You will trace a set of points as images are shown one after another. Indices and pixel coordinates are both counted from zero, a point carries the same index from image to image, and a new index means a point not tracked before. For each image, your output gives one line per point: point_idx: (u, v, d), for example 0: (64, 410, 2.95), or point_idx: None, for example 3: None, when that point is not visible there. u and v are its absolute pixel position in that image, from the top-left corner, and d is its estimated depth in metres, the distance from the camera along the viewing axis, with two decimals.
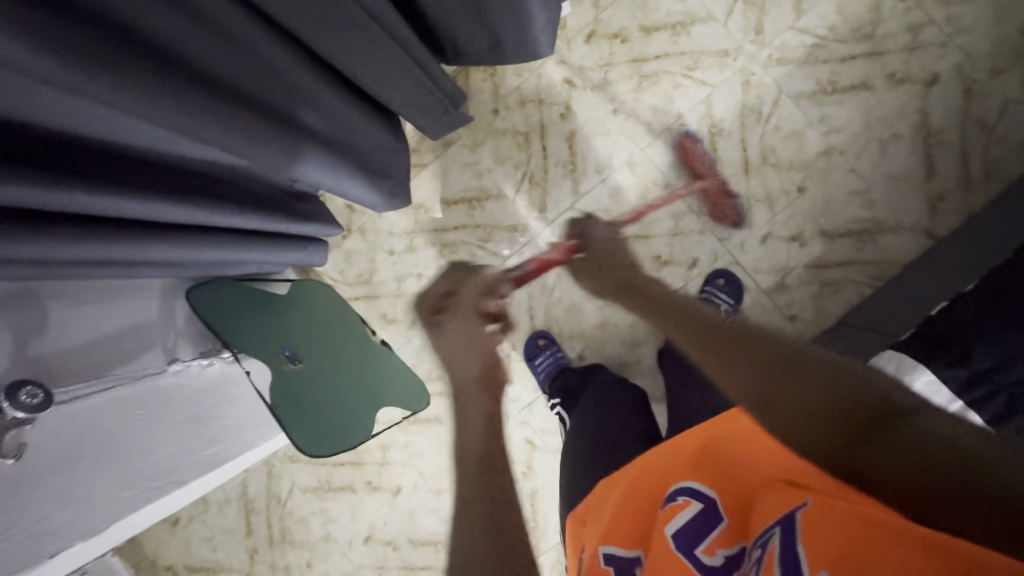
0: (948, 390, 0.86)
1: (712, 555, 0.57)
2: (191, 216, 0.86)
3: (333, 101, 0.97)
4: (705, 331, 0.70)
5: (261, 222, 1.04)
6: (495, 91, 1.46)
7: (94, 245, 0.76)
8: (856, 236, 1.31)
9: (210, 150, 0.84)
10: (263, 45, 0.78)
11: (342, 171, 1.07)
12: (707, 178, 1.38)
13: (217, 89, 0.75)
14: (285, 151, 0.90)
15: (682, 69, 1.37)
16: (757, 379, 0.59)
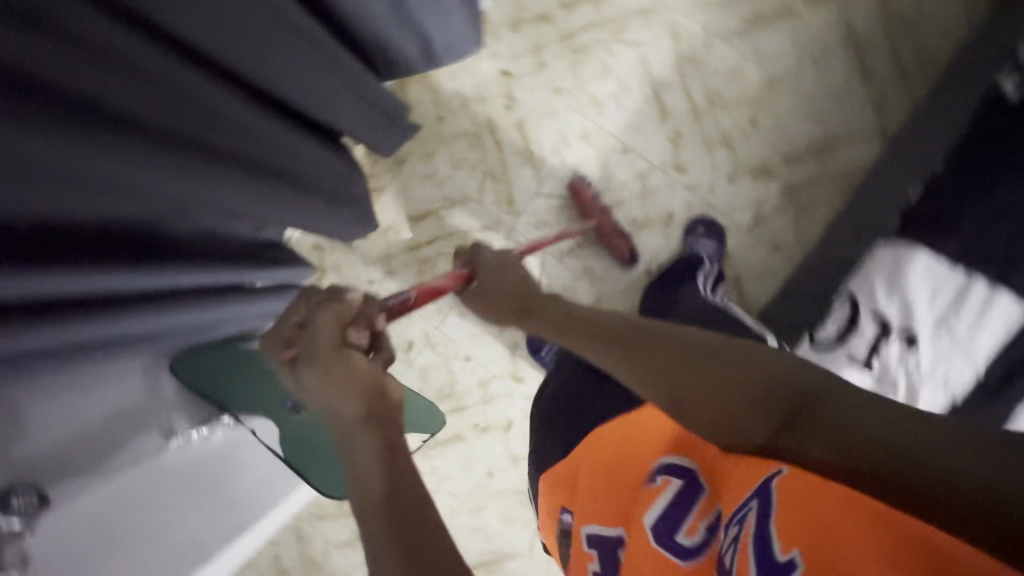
0: (946, 264, 0.85)
1: (695, 531, 0.56)
2: (164, 278, 0.83)
3: (277, 132, 0.93)
4: (603, 334, 0.70)
5: (226, 272, 0.99)
6: (435, 98, 1.45)
7: (81, 328, 0.73)
8: (816, 153, 1.34)
9: (159, 202, 0.80)
10: (209, 92, 0.76)
11: (298, 201, 1.03)
12: (661, 133, 1.39)
13: (151, 135, 0.70)
14: (248, 191, 0.88)
15: (611, 35, 1.39)
16: (668, 382, 0.59)
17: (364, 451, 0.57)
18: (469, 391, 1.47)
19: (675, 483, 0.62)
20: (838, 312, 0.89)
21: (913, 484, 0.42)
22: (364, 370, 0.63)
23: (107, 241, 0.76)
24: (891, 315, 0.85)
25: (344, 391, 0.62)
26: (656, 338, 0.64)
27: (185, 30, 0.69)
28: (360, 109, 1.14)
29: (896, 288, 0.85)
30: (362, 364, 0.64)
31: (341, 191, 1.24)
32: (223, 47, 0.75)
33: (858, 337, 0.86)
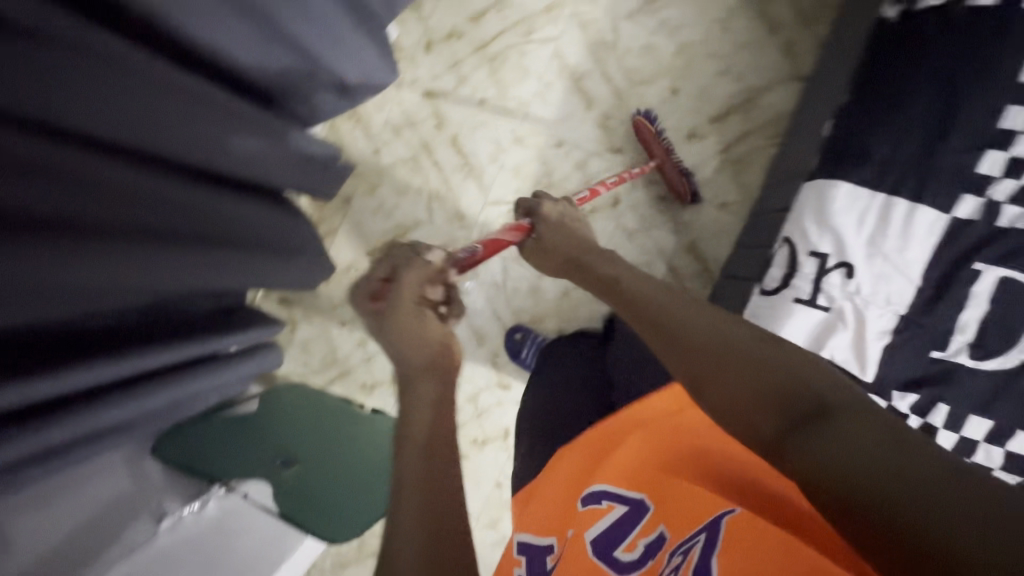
0: (865, 189, 0.84)
1: (633, 549, 0.67)
2: (141, 364, 0.85)
3: (215, 201, 0.95)
4: (641, 312, 0.70)
5: (204, 345, 1.00)
6: (368, 133, 1.48)
7: (58, 427, 0.74)
8: (741, 109, 1.37)
9: (125, 295, 0.82)
10: (138, 178, 0.79)
11: (257, 261, 1.04)
12: (590, 120, 1.42)
13: (95, 232, 0.72)
14: (207, 263, 0.90)
15: (522, 38, 1.43)
16: (692, 363, 0.60)
17: (422, 399, 0.64)
18: (460, 409, 1.48)
19: (620, 508, 0.71)
20: (779, 256, 0.91)
21: (888, 516, 0.40)
22: (432, 331, 0.71)
23: (74, 339, 0.78)
24: (827, 250, 0.85)
25: (413, 345, 0.69)
26: (686, 317, 0.66)
27: (98, 127, 0.70)
28: (297, 160, 1.16)
29: (824, 222, 0.86)
30: (431, 324, 0.72)
31: (294, 240, 1.26)
32: (146, 135, 0.77)
33: (799, 276, 0.87)
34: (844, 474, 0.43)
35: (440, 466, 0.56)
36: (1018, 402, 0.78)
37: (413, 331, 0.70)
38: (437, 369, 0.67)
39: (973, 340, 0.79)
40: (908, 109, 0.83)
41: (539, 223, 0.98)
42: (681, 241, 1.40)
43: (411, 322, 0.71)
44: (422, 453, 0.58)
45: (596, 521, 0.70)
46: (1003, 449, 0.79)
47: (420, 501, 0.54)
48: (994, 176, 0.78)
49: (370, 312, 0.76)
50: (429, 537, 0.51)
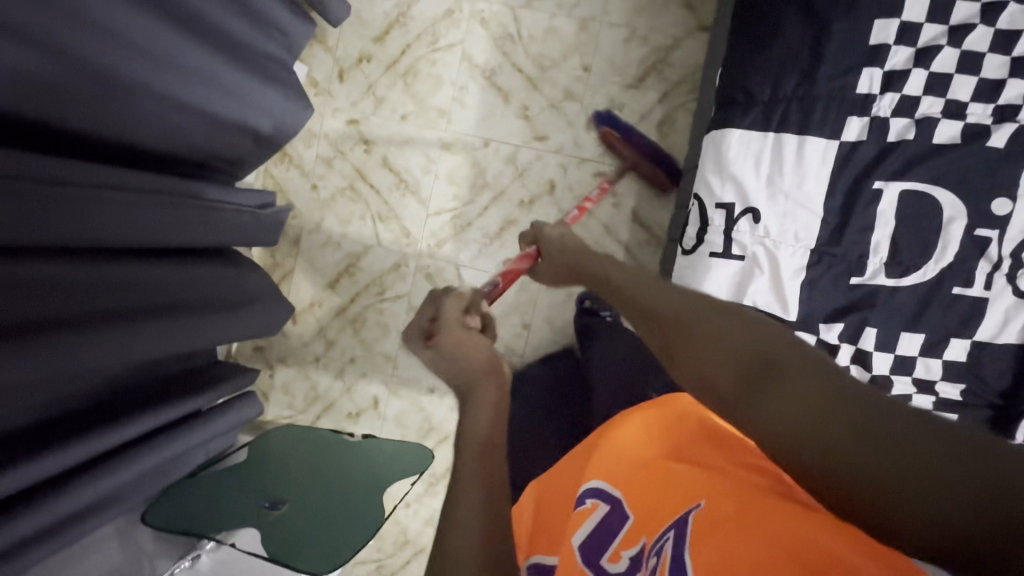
0: (756, 131, 0.83)
1: (617, 558, 0.65)
2: (77, 452, 0.87)
3: (151, 275, 0.99)
4: (622, 297, 0.74)
5: (162, 415, 1.05)
6: (302, 171, 1.51)
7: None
8: (654, 71, 1.37)
9: (55, 386, 0.86)
10: (39, 270, 0.80)
11: (201, 324, 1.08)
12: (511, 113, 1.43)
13: (7, 336, 0.76)
14: (125, 339, 0.92)
15: (428, 47, 1.44)
16: (666, 325, 0.61)
17: (481, 403, 0.69)
18: (445, 418, 1.50)
19: (602, 509, 0.72)
20: (691, 215, 0.90)
21: (843, 478, 0.39)
22: (481, 348, 0.78)
23: (14, 436, 0.82)
24: (731, 199, 0.85)
25: (466, 357, 0.76)
26: (665, 294, 0.65)
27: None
28: (237, 219, 1.17)
29: (723, 172, 0.85)
30: (480, 342, 0.79)
31: (252, 289, 1.28)
32: (56, 232, 0.78)
33: (711, 231, 0.87)
34: (795, 433, 0.42)
35: (491, 466, 0.64)
36: (942, 313, 0.80)
37: (463, 345, 0.78)
38: (479, 375, 0.73)
39: (888, 259, 0.81)
40: (780, 45, 0.82)
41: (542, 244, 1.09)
42: (624, 212, 1.41)
43: (461, 338, 0.79)
44: (477, 450, 0.65)
45: (583, 522, 0.71)
46: (939, 359, 0.81)
47: (480, 498, 0.61)
48: (875, 94, 0.80)
49: (422, 347, 0.82)
50: (486, 520, 0.60)
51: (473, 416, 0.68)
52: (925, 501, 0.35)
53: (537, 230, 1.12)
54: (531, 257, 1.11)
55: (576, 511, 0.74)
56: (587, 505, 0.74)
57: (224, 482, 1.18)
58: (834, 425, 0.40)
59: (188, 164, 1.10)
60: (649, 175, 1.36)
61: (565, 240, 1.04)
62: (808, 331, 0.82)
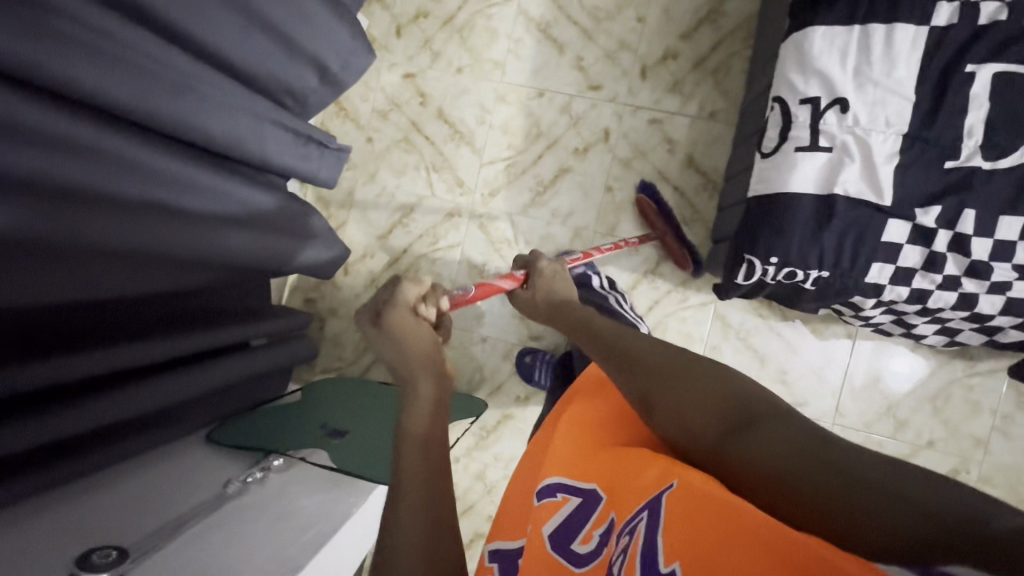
0: (841, 26, 0.83)
1: (588, 540, 0.65)
2: (137, 351, 0.87)
3: (218, 182, 0.95)
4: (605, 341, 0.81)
5: (204, 336, 1.01)
6: (358, 124, 1.54)
7: (60, 418, 0.76)
8: (708, 20, 1.40)
9: (98, 278, 0.82)
10: (137, 149, 0.79)
11: (251, 239, 1.05)
12: (565, 64, 1.46)
13: (65, 198, 0.72)
14: (199, 232, 0.92)
15: (484, 2, 1.48)
16: (657, 373, 0.69)
17: (422, 398, 0.67)
18: (498, 368, 1.50)
19: (574, 500, 0.70)
20: (772, 119, 0.91)
21: (822, 494, 0.49)
22: (428, 342, 0.78)
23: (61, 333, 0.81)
24: (816, 94, 0.86)
25: (410, 344, 0.76)
26: (643, 344, 0.75)
27: (100, 89, 0.72)
28: (296, 153, 1.17)
29: (807, 69, 0.86)
30: (425, 334, 0.79)
31: (315, 223, 1.29)
32: (143, 108, 0.79)
33: (795, 127, 0.87)
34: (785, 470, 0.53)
35: (436, 466, 0.59)
36: None
37: (411, 329, 0.79)
38: (419, 367, 0.73)
39: (984, 141, 0.79)
40: None
41: (535, 271, 1.07)
42: (680, 158, 1.42)
43: (410, 323, 0.80)
44: (417, 443, 0.61)
45: (551, 514, 0.69)
46: None
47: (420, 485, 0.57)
48: None
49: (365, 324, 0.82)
50: (426, 491, 0.56)
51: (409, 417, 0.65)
52: (877, 511, 0.45)
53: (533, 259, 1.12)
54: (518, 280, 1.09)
55: (543, 503, 0.71)
56: (558, 497, 0.71)
57: (284, 413, 1.18)
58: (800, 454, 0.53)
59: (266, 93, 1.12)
60: (678, 259, 1.38)
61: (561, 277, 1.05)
62: (902, 218, 0.82)
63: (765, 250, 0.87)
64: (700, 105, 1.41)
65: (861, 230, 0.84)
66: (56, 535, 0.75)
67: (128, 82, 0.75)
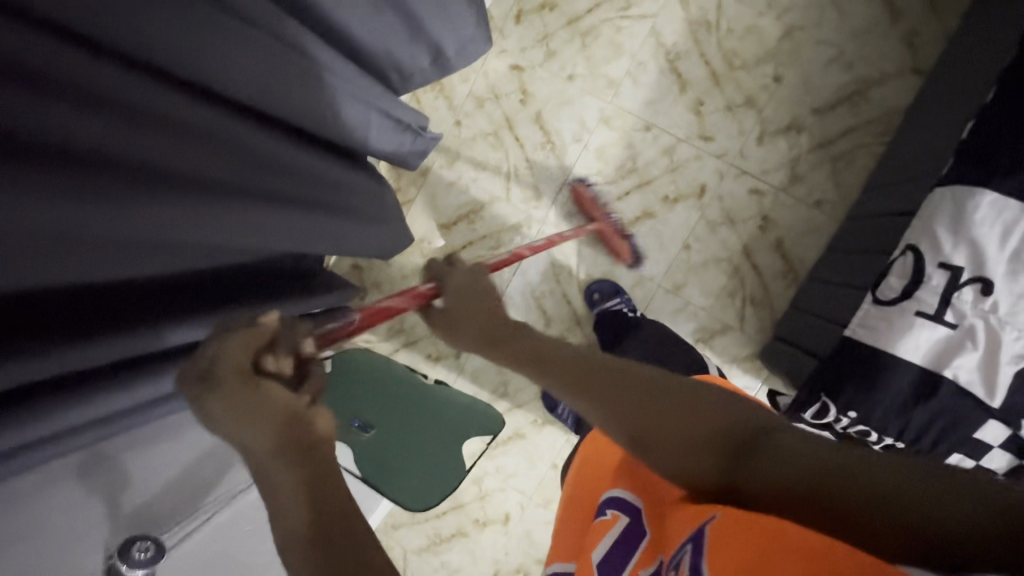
0: (1015, 201, 0.79)
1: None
2: (209, 326, 0.82)
3: (311, 163, 0.90)
4: (542, 356, 0.67)
5: (270, 313, 0.96)
6: (450, 104, 1.46)
7: (140, 388, 0.74)
8: (848, 101, 1.29)
9: (185, 257, 0.76)
10: (234, 130, 0.74)
11: (338, 226, 0.99)
12: (683, 104, 1.36)
13: (179, 182, 0.67)
14: (302, 223, 0.88)
15: (618, 12, 1.36)
16: (603, 379, 0.59)
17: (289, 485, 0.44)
18: (523, 388, 1.49)
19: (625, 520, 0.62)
20: (900, 265, 0.86)
21: (850, 504, 0.43)
22: (278, 399, 0.47)
23: (151, 294, 0.77)
24: (959, 263, 0.81)
25: (262, 418, 0.46)
26: (598, 362, 0.62)
27: (210, 73, 0.67)
28: (393, 138, 1.11)
29: (959, 234, 0.81)
30: (274, 391, 0.47)
31: (387, 207, 1.23)
32: (256, 92, 0.73)
33: (924, 288, 0.83)
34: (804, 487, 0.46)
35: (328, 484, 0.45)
36: None
37: (248, 408, 0.46)
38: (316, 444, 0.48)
39: None
40: None
41: (443, 285, 0.86)
42: (768, 237, 1.35)
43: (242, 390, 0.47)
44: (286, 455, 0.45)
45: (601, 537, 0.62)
46: None
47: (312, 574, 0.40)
48: None
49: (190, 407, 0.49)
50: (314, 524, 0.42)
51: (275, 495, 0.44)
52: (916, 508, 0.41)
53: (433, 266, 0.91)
54: (425, 296, 0.87)
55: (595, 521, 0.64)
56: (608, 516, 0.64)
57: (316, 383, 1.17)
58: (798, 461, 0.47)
59: (376, 72, 1.05)
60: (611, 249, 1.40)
61: (475, 283, 0.85)
62: (1004, 422, 0.79)
63: (847, 402, 0.85)
64: (808, 190, 1.32)
65: (955, 417, 0.81)
66: (97, 507, 0.73)
67: (246, 68, 0.70)
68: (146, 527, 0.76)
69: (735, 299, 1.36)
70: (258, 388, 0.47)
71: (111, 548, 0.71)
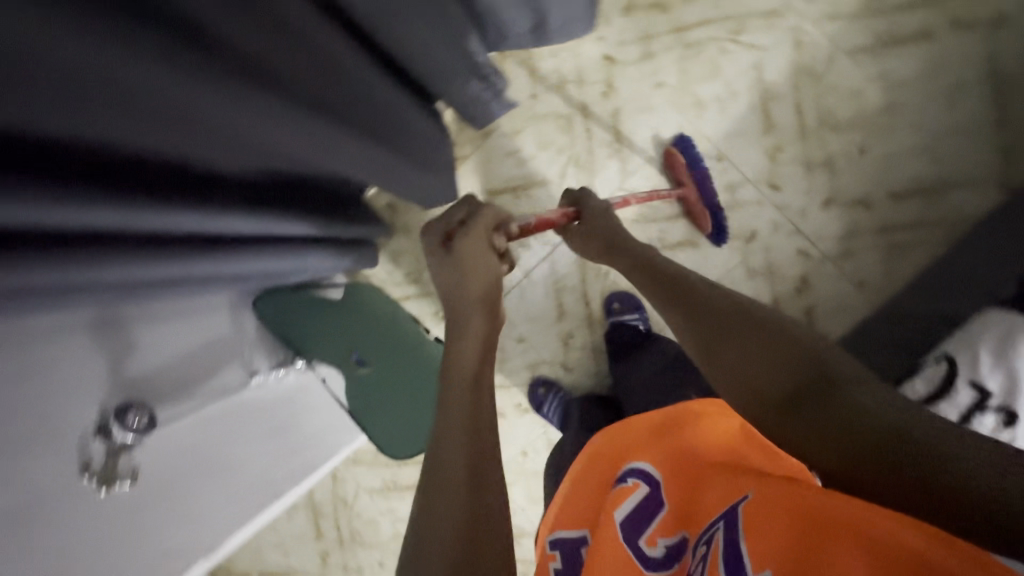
0: None
1: (653, 545, 0.63)
2: (248, 224, 0.81)
3: (384, 95, 0.87)
4: (670, 287, 0.75)
5: (297, 226, 0.94)
6: (532, 75, 1.43)
7: (172, 266, 0.71)
8: (925, 193, 1.26)
9: (236, 151, 0.74)
10: (338, 50, 0.70)
11: (389, 161, 0.96)
12: (761, 145, 1.33)
13: (267, 82, 0.64)
14: (355, 148, 0.85)
15: (727, 34, 1.32)
16: (716, 316, 0.65)
17: (471, 334, 0.68)
18: (516, 371, 1.49)
19: (643, 489, 0.69)
20: (932, 371, 0.89)
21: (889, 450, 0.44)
22: (487, 272, 0.77)
23: (210, 180, 0.75)
24: (992, 388, 0.85)
25: (469, 277, 0.76)
26: (722, 300, 0.67)
27: None
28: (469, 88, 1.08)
29: (1001, 363, 0.85)
30: (488, 264, 0.78)
31: (439, 157, 1.20)
32: (369, 11, 0.70)
33: (949, 401, 0.86)
34: (845, 422, 0.47)
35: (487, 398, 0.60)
36: None
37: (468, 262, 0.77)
38: (468, 380, 0.60)
39: None
40: None
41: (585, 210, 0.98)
42: (800, 301, 1.33)
43: (475, 251, 0.78)
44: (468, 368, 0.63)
45: (624, 501, 0.68)
46: None
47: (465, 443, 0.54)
48: None
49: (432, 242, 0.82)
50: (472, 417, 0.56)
51: (446, 420, 0.57)
52: (959, 459, 0.41)
53: (580, 196, 1.02)
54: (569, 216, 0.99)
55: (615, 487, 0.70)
56: (628, 484, 0.71)
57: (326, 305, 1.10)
58: (844, 405, 0.48)
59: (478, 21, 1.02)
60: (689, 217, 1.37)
61: (607, 220, 0.95)
62: None
63: None
64: (855, 267, 1.30)
65: None
66: (86, 373, 0.72)
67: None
68: (142, 397, 0.77)
69: None
70: (482, 261, 0.77)
71: (105, 411, 0.72)
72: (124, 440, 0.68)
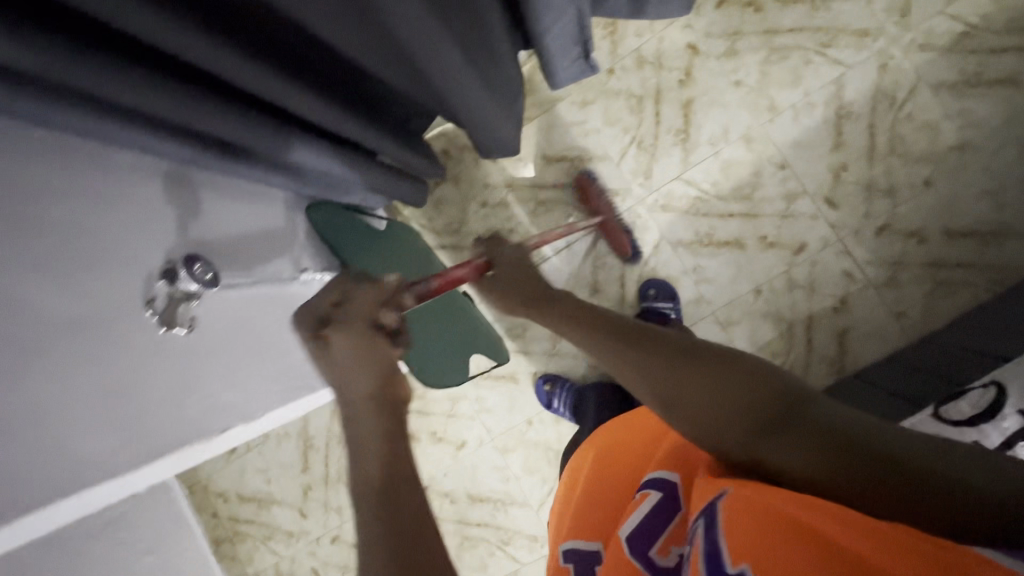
0: None
1: (665, 555, 0.60)
2: (334, 119, 0.81)
3: (493, 23, 0.87)
4: (595, 321, 0.69)
5: (374, 141, 0.95)
6: (613, 50, 1.43)
7: (258, 132, 0.73)
8: (980, 237, 1.27)
9: (362, 43, 0.74)
10: None
11: (481, 99, 0.97)
12: (827, 161, 1.33)
13: None
14: (461, 76, 0.85)
15: (816, 45, 1.32)
16: (656, 355, 0.59)
17: (365, 429, 0.51)
18: (538, 339, 1.49)
19: (653, 496, 0.66)
20: None
21: (885, 470, 0.44)
22: (387, 355, 0.57)
23: (308, 62, 0.76)
24: None
25: (357, 365, 0.55)
26: (653, 336, 0.62)
27: None
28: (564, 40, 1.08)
29: None
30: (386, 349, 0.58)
31: (515, 107, 1.20)
32: None
33: None
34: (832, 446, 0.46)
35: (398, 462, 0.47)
36: None
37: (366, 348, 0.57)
38: (388, 523, 0.43)
39: None
40: None
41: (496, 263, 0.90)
42: (836, 322, 1.33)
43: (357, 335, 0.58)
44: (376, 414, 0.51)
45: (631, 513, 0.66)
46: None
47: (381, 528, 0.43)
48: None
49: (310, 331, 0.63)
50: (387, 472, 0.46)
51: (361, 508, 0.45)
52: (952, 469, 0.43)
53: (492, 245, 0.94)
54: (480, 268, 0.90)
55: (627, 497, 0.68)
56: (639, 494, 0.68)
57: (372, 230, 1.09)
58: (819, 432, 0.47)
59: None
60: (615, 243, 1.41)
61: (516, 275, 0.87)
62: None
63: None
64: (897, 298, 1.30)
65: None
66: (144, 225, 0.69)
67: None
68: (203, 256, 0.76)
69: (776, 360, 1.35)
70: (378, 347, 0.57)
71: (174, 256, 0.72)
72: (189, 288, 0.69)
